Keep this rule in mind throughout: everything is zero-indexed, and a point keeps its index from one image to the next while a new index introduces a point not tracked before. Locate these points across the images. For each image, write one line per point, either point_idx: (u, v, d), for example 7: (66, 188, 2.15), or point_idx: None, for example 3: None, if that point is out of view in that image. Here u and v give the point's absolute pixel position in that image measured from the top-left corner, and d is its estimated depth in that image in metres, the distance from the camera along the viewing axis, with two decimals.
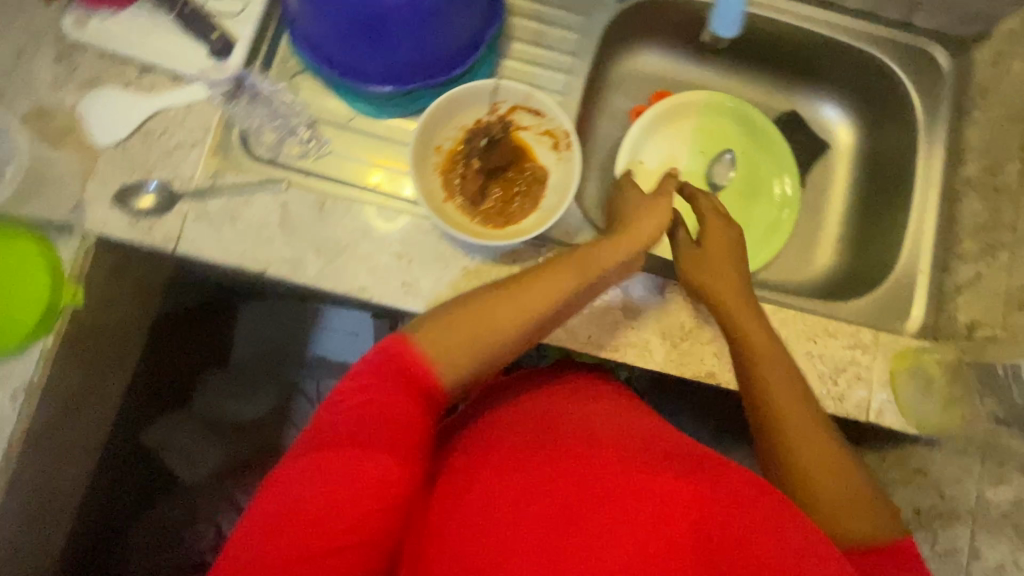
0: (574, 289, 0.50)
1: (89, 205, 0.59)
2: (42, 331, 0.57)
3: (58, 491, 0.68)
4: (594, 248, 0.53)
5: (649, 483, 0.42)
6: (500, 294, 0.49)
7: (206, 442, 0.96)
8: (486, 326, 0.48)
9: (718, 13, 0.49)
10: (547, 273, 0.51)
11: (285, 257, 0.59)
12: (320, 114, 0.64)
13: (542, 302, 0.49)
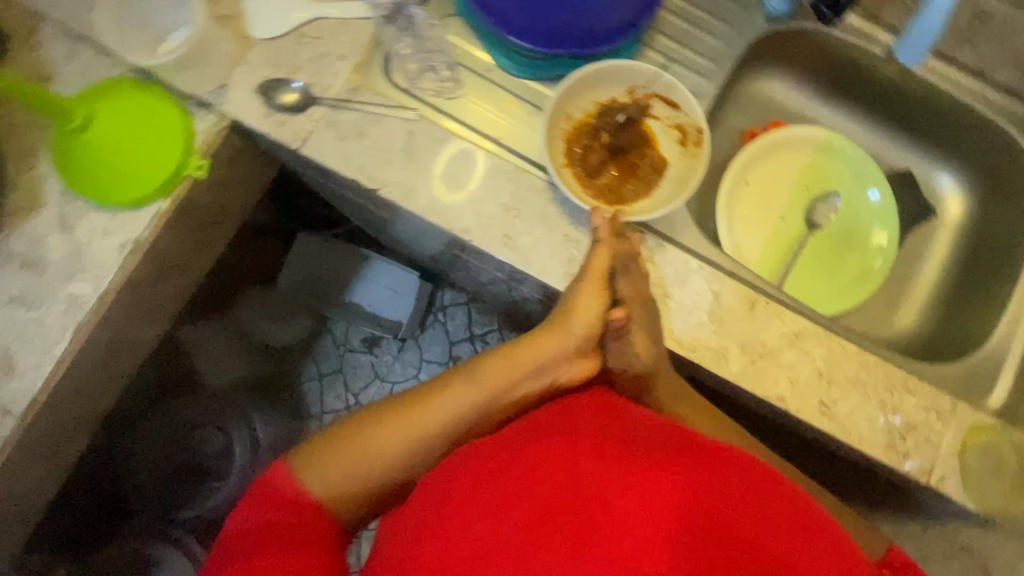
0: (472, 406, 0.54)
1: (232, 88, 0.62)
2: (165, 193, 0.60)
3: (128, 349, 0.70)
4: (496, 359, 0.55)
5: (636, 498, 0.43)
6: (383, 426, 0.53)
7: (238, 357, 1.08)
8: (369, 461, 0.52)
9: (908, 44, 0.64)
10: (438, 398, 0.54)
11: (399, 181, 0.61)
12: (462, 57, 0.65)
13: (432, 425, 0.53)
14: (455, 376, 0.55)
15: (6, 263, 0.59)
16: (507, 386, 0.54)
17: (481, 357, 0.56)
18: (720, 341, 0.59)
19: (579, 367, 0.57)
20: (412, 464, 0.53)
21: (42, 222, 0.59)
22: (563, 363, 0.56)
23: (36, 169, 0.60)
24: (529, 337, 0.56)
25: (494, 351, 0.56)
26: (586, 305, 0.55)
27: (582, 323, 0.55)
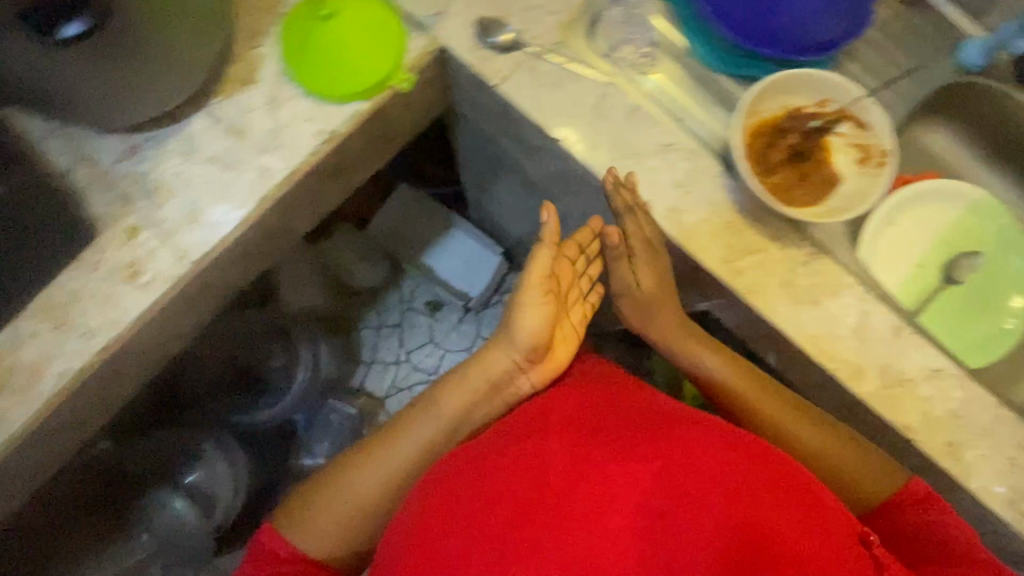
0: (427, 436, 0.64)
1: (449, 17, 0.66)
2: (367, 95, 0.64)
3: (290, 240, 0.74)
4: (445, 391, 0.64)
5: (600, 484, 0.50)
6: (354, 470, 0.64)
7: (318, 286, 1.28)
8: (348, 503, 0.63)
9: None
10: (392, 438, 0.65)
11: (582, 136, 0.64)
12: (661, 39, 0.69)
13: (393, 460, 0.64)
14: (400, 422, 0.65)
15: (212, 124, 0.64)
16: (458, 413, 0.64)
17: (433, 392, 0.65)
18: (858, 359, 0.60)
19: (535, 372, 0.65)
20: (390, 494, 0.64)
21: (252, 96, 0.64)
22: (517, 375, 0.65)
23: (259, 49, 0.65)
24: (479, 356, 0.64)
25: (442, 390, 0.65)
26: (537, 310, 0.61)
27: (536, 323, 0.61)
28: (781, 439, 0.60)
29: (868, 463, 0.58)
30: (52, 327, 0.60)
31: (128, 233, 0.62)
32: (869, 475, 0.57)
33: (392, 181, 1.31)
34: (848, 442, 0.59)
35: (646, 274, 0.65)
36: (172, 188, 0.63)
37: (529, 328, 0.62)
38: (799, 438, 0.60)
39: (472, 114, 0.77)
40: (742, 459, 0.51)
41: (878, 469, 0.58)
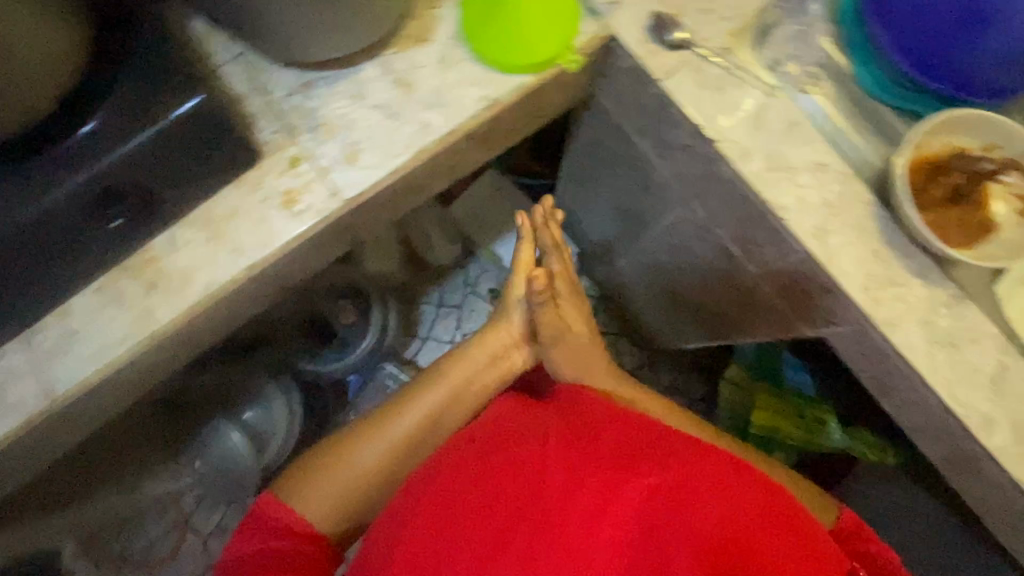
0: (432, 405, 0.74)
1: (625, 7, 0.67)
2: (535, 70, 0.66)
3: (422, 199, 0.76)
4: (450, 365, 0.77)
5: (607, 481, 0.60)
6: (362, 436, 0.72)
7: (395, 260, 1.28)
8: (350, 470, 0.70)
9: None
10: (396, 412, 0.74)
11: (737, 143, 0.65)
12: (827, 60, 0.68)
13: (398, 428, 0.73)
14: (402, 399, 0.75)
15: (382, 74, 0.66)
16: (462, 382, 0.76)
17: (438, 367, 0.77)
18: (991, 411, 0.58)
19: (525, 349, 0.81)
20: (389, 463, 0.72)
21: (424, 53, 0.67)
22: (513, 350, 0.80)
23: (438, 11, 0.67)
24: (480, 341, 0.79)
25: (447, 363, 0.77)
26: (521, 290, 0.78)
27: (523, 302, 0.79)
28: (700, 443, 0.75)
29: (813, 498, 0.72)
30: (207, 239, 0.63)
31: (290, 161, 0.65)
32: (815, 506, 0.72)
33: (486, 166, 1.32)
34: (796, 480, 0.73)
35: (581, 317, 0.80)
36: (336, 126, 0.65)
37: (518, 318, 0.80)
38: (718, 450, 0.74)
39: (613, 107, 0.78)
40: (725, 483, 0.62)
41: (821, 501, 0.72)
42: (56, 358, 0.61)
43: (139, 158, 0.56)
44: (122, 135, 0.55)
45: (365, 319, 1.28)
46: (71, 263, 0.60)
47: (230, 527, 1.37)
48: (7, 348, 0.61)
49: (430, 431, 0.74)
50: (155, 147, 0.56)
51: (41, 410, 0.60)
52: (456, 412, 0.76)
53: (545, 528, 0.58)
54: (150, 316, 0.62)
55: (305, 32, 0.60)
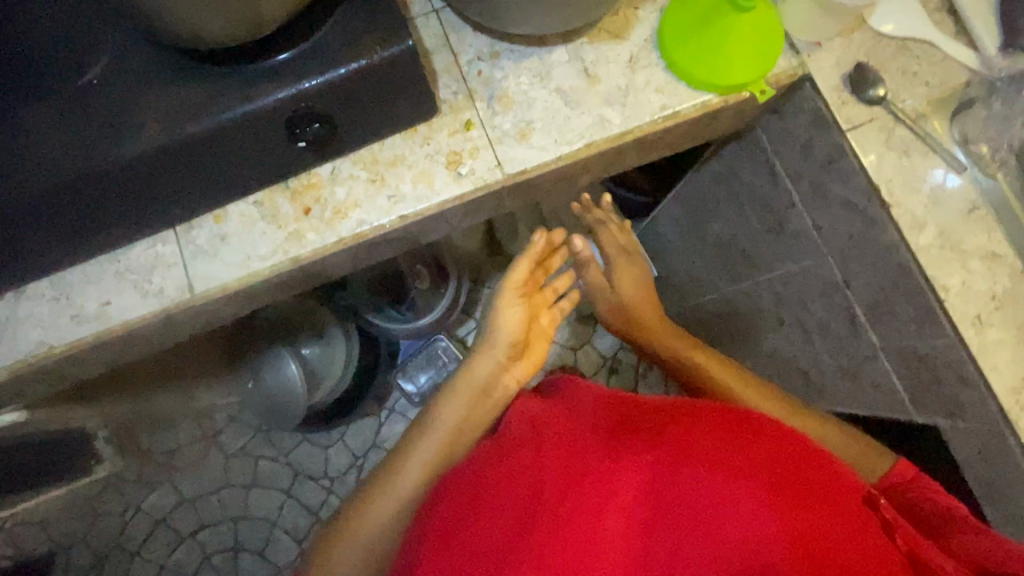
0: (431, 455, 0.72)
1: (825, 51, 0.66)
2: (723, 91, 0.65)
3: (565, 189, 0.76)
4: (439, 413, 0.74)
5: (611, 472, 0.55)
6: (368, 502, 0.70)
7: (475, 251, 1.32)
8: (365, 538, 0.69)
9: None
10: (395, 470, 0.72)
11: (911, 213, 0.63)
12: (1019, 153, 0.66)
13: (402, 484, 0.71)
14: (406, 448, 0.73)
15: (570, 60, 0.66)
16: (460, 423, 0.74)
17: (428, 414, 0.75)
18: None
19: (516, 368, 0.78)
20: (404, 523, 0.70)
21: (616, 49, 0.66)
22: (500, 372, 0.76)
23: (639, 12, 0.67)
24: (468, 368, 0.76)
25: (435, 411, 0.75)
26: (510, 309, 0.76)
27: (509, 325, 0.76)
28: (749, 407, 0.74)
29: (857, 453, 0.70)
30: (368, 179, 0.64)
31: (462, 124, 0.65)
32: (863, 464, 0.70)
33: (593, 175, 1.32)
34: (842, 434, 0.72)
35: (629, 278, 0.88)
36: (514, 101, 0.66)
37: (500, 339, 0.76)
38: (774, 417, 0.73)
39: (771, 143, 0.77)
40: (741, 451, 0.56)
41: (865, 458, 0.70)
42: (202, 257, 0.63)
43: (338, 88, 0.57)
44: (331, 62, 0.56)
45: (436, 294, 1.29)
46: (241, 171, 0.61)
47: (255, 452, 1.39)
48: (161, 236, 0.63)
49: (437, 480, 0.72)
50: (356, 81, 0.57)
51: (178, 302, 0.62)
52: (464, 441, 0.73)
53: (559, 531, 0.52)
54: (298, 239, 0.63)
55: (519, 4, 0.60)
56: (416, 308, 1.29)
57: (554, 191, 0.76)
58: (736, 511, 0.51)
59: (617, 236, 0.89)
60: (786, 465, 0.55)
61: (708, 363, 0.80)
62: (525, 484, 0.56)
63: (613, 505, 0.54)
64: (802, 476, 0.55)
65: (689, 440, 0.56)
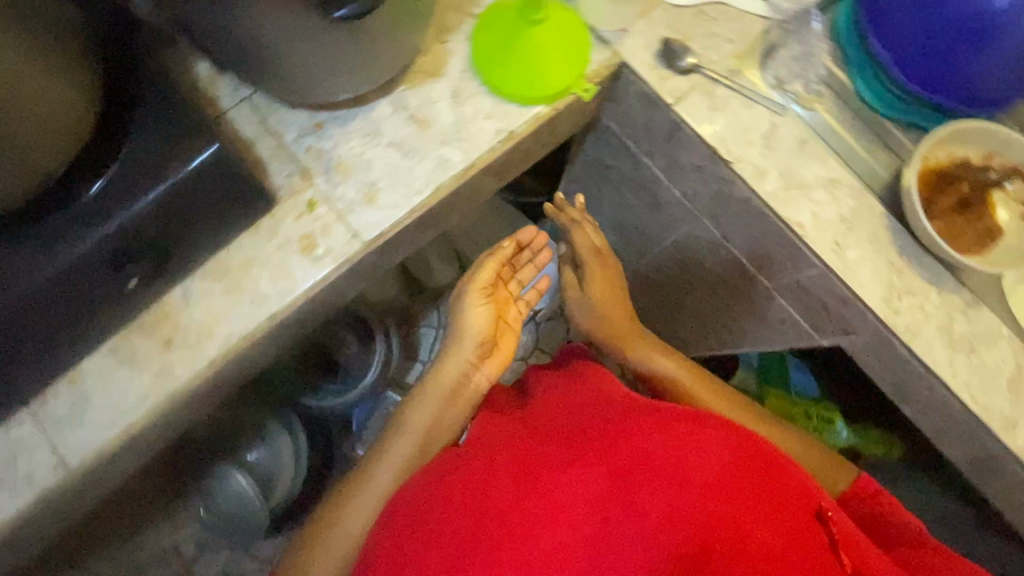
0: (405, 457, 0.68)
1: (631, 34, 0.68)
2: (549, 100, 0.66)
3: (438, 229, 0.75)
4: (413, 413, 0.70)
5: (560, 482, 0.51)
6: (344, 506, 0.66)
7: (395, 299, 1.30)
8: (341, 543, 0.64)
9: None
10: (372, 471, 0.67)
11: (752, 163, 0.66)
12: (830, 79, 0.70)
13: (377, 488, 0.66)
14: (369, 464, 0.68)
15: (396, 111, 0.65)
16: (423, 435, 0.69)
17: (402, 412, 0.71)
18: (1014, 410, 0.61)
19: (489, 366, 0.73)
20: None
21: (436, 88, 0.66)
22: (473, 371, 0.72)
23: (448, 44, 0.67)
24: (435, 372, 0.72)
25: (408, 412, 0.70)
26: (479, 311, 0.72)
27: (475, 325, 0.72)
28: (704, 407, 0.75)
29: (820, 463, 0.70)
30: (224, 290, 0.61)
31: (306, 205, 0.63)
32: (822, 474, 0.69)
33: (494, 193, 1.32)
34: (794, 439, 0.72)
35: (599, 283, 0.82)
36: (351, 167, 0.64)
37: (472, 340, 0.72)
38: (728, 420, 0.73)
39: (618, 127, 0.78)
40: (693, 459, 0.51)
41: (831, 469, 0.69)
42: (66, 428, 0.58)
43: (156, 211, 0.55)
44: (141, 189, 0.54)
45: (367, 355, 1.22)
46: (82, 326, 0.57)
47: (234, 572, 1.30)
48: (12, 421, 0.58)
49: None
50: (172, 199, 0.55)
51: (55, 483, 0.57)
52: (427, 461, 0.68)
53: (493, 553, 0.48)
54: (168, 376, 0.59)
55: (319, 77, 0.59)
56: (351, 376, 1.23)
57: (428, 233, 0.74)
58: (680, 531, 0.46)
59: (589, 236, 0.82)
60: (736, 465, 0.51)
61: (681, 375, 0.77)
62: (471, 508, 0.52)
63: (559, 518, 0.49)
64: (752, 491, 0.50)
65: (642, 446, 0.52)
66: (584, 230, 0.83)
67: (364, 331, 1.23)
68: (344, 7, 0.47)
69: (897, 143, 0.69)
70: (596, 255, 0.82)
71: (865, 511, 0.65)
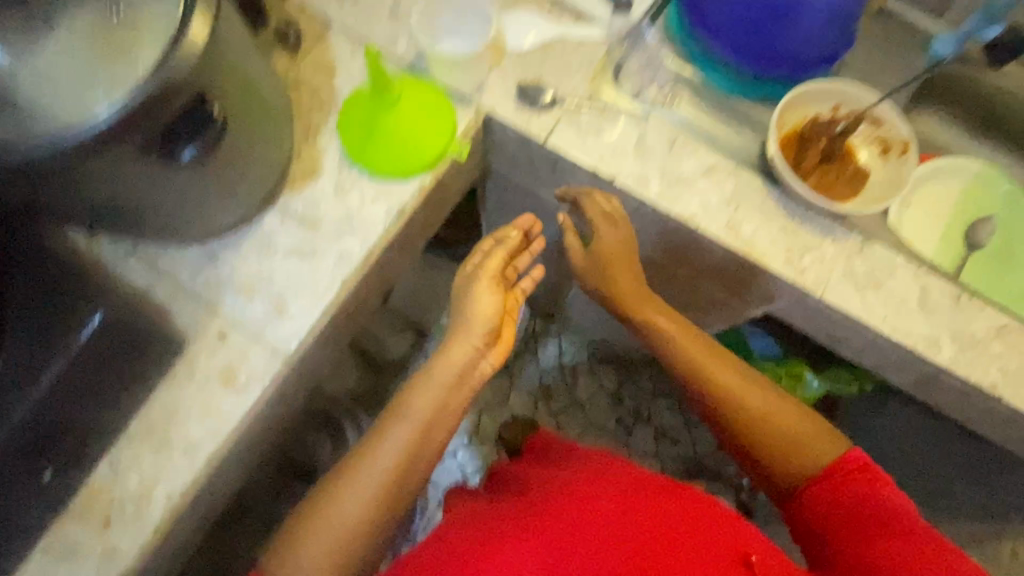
0: (404, 441, 0.64)
1: (488, 87, 0.71)
2: (428, 169, 0.68)
3: (360, 315, 0.74)
4: (415, 398, 0.67)
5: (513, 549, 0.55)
6: (340, 486, 0.62)
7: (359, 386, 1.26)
8: (334, 526, 0.60)
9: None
10: (368, 454, 0.64)
11: (633, 173, 0.69)
12: (679, 78, 0.75)
13: (373, 470, 0.62)
14: (370, 442, 0.65)
15: (285, 220, 0.66)
16: (421, 429, 0.65)
17: (404, 396, 0.68)
18: (932, 329, 0.64)
19: (491, 354, 0.70)
20: (374, 513, 0.61)
21: (318, 188, 0.67)
22: (477, 360, 0.69)
23: (318, 143, 0.68)
24: (441, 355, 0.69)
25: (411, 392, 0.68)
26: (485, 298, 0.68)
27: (483, 312, 0.69)
28: (720, 379, 0.69)
29: (811, 431, 0.65)
30: (154, 450, 0.59)
31: (218, 338, 0.62)
32: (812, 441, 0.64)
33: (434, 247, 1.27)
34: (788, 404, 0.67)
35: (614, 247, 0.73)
36: (254, 287, 0.64)
37: (477, 327, 0.69)
38: (724, 382, 0.69)
39: (508, 170, 0.81)
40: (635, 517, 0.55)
41: (819, 439, 0.64)
42: None
43: None
44: None
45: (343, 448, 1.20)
46: None
47: None
48: None
49: (412, 472, 0.64)
50: None
51: None
52: (419, 463, 0.65)
53: None
54: (116, 555, 0.56)
55: (196, 212, 0.59)
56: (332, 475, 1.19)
57: (352, 323, 0.73)
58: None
59: (603, 203, 0.71)
60: (676, 525, 0.55)
61: (700, 352, 0.71)
62: None
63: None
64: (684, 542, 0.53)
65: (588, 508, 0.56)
66: (593, 199, 0.71)
67: (333, 425, 1.21)
68: (184, 148, 0.48)
69: (755, 118, 0.74)
70: (602, 225, 0.72)
71: (848, 483, 0.60)
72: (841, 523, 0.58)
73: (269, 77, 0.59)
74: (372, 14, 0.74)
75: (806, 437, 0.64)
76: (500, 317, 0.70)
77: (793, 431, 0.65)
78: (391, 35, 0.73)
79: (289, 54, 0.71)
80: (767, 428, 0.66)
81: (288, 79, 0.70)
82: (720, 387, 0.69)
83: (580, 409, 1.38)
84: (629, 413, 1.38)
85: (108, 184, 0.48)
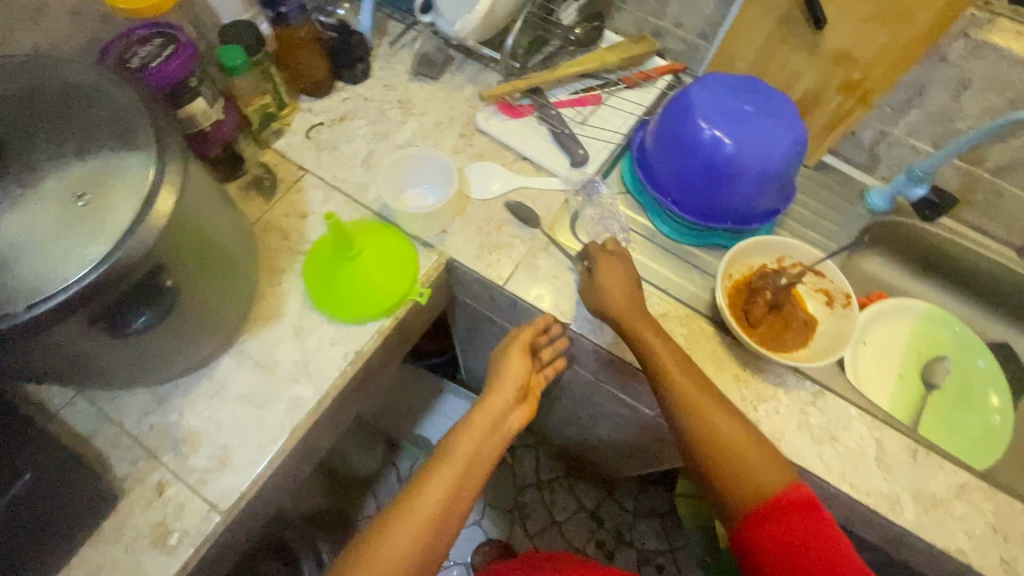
0: (451, 482, 0.57)
1: (450, 234, 0.75)
2: (387, 313, 0.70)
3: (315, 456, 0.72)
4: (458, 439, 0.61)
5: None
6: (388, 527, 0.54)
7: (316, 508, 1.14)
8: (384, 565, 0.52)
9: None
10: (415, 492, 0.57)
11: (589, 318, 0.72)
12: (632, 227, 0.80)
13: (420, 508, 0.55)
14: (412, 486, 0.58)
15: (241, 363, 0.66)
16: (462, 470, 0.59)
17: (448, 439, 0.61)
18: (892, 488, 0.63)
19: (521, 410, 0.67)
20: (416, 557, 0.53)
21: (278, 330, 0.68)
22: (509, 413, 0.65)
23: (284, 285, 0.70)
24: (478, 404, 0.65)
25: (452, 436, 0.62)
26: (514, 364, 0.67)
27: (511, 375, 0.67)
28: (686, 395, 0.59)
29: (759, 451, 0.56)
30: None
31: (155, 489, 0.60)
32: (765, 467, 0.55)
33: (425, 350, 1.21)
34: (736, 419, 0.58)
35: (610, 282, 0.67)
36: (201, 435, 0.63)
37: (511, 382, 0.66)
38: (692, 401, 0.58)
39: (473, 304, 0.83)
40: None
41: (765, 460, 0.55)
42: None
43: None
44: None
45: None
46: None
47: None
48: None
49: (453, 517, 0.57)
50: None
51: None
52: (461, 509, 0.58)
53: None
54: None
55: (140, 365, 0.58)
56: None
57: (305, 464, 0.70)
58: None
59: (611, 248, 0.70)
60: None
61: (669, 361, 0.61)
62: None
63: None
64: None
65: None
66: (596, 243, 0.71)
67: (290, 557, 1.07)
68: (138, 315, 0.51)
69: (706, 264, 0.78)
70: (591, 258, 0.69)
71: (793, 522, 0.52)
72: (788, 563, 0.52)
73: (239, 233, 0.62)
74: (347, 163, 0.79)
75: (751, 454, 0.56)
76: (528, 380, 0.68)
77: (734, 445, 0.56)
78: (363, 182, 0.78)
79: (266, 199, 0.76)
80: (725, 452, 0.56)
81: (261, 222, 0.74)
82: (683, 399, 0.59)
83: (557, 529, 1.31)
84: (610, 534, 1.31)
85: (46, 352, 0.48)
